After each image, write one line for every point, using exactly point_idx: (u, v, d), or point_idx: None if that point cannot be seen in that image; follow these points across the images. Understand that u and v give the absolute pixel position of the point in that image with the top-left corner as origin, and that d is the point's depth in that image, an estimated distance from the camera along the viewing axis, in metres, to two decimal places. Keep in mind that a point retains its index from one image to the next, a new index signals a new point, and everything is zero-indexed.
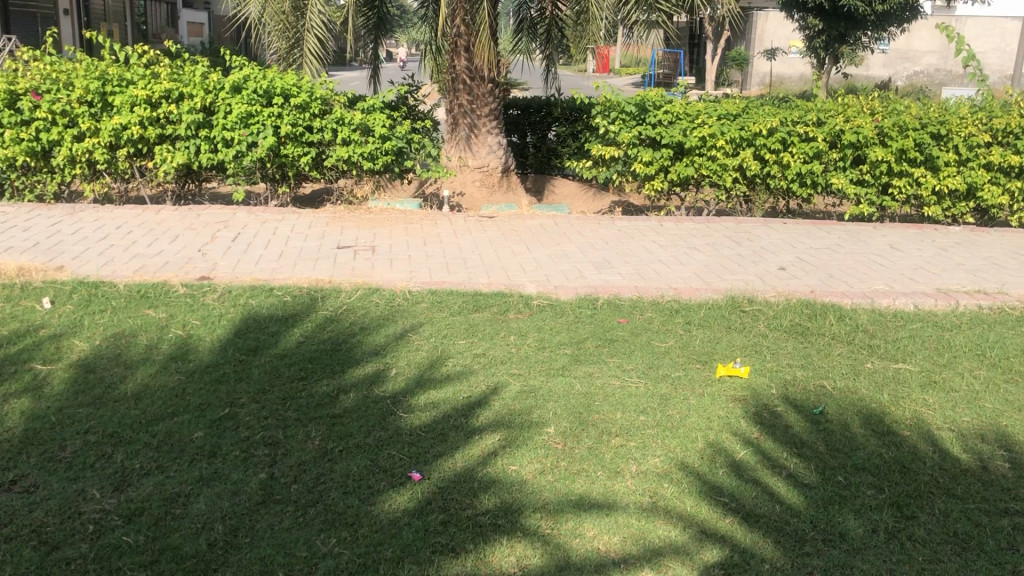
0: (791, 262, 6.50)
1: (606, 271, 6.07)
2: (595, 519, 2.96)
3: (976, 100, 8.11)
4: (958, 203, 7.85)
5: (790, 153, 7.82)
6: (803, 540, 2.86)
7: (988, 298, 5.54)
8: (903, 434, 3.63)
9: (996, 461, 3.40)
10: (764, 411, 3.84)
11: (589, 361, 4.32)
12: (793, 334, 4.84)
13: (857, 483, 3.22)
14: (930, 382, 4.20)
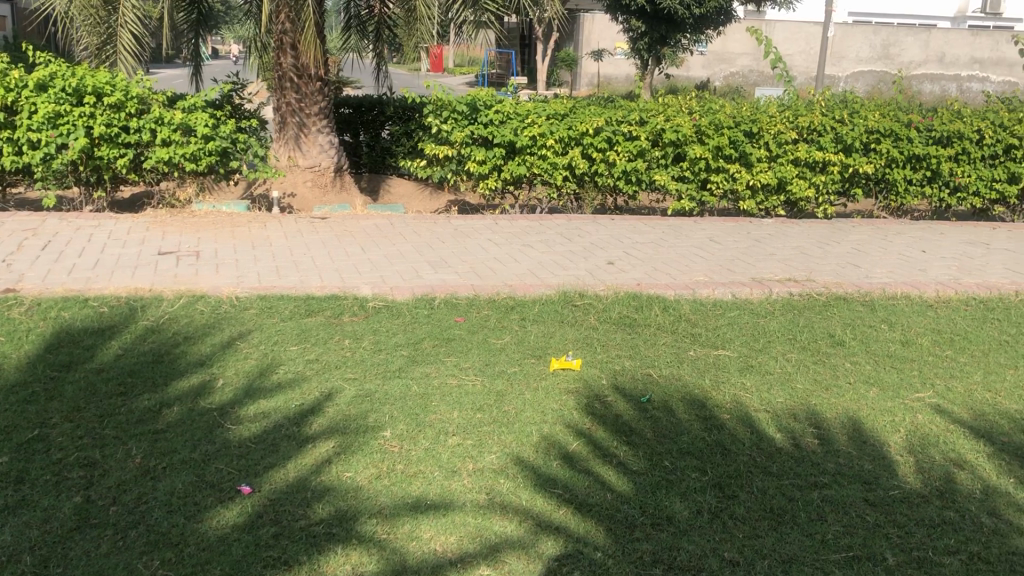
0: (619, 257, 6.72)
1: (441, 270, 6.07)
2: (431, 520, 2.95)
3: (784, 99, 8.64)
4: (770, 196, 8.34)
5: (615, 151, 8.09)
6: (632, 526, 2.96)
7: (798, 285, 5.91)
8: (724, 417, 3.82)
9: (807, 438, 3.63)
10: (595, 402, 3.94)
11: (425, 361, 4.31)
12: (622, 326, 5.00)
13: (682, 467, 3.36)
14: (747, 366, 4.44)
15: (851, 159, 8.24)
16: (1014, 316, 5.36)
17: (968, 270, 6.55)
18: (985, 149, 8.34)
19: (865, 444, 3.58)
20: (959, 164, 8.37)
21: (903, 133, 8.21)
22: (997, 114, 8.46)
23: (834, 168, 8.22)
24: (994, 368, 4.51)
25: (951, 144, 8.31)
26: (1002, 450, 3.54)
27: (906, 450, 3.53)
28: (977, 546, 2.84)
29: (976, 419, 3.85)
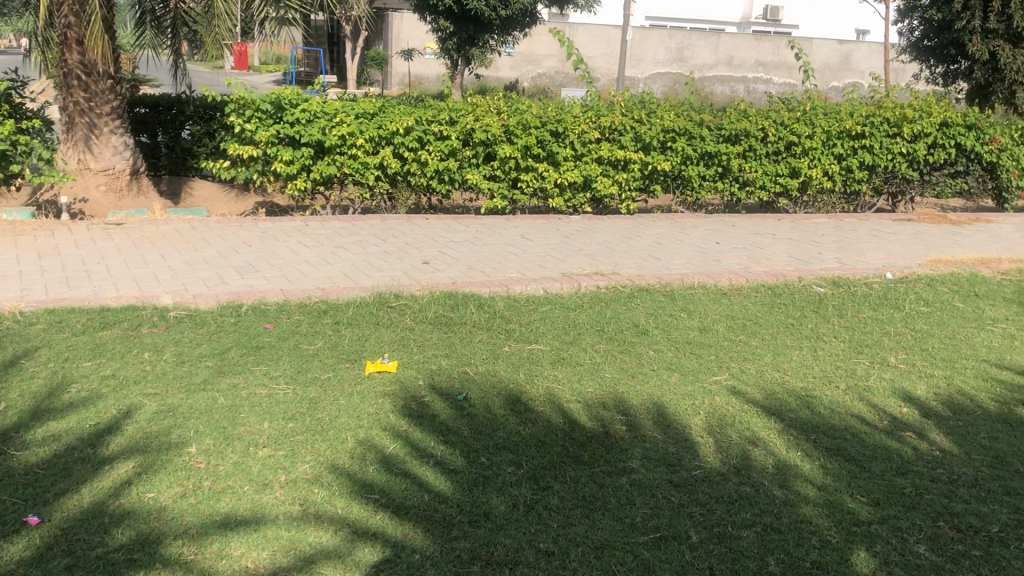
0: (433, 256, 6.73)
1: (250, 276, 5.85)
2: (242, 537, 2.84)
3: (588, 99, 8.93)
4: (577, 194, 8.61)
5: (426, 150, 8.10)
6: (451, 525, 2.96)
7: (604, 279, 6.12)
8: (538, 410, 3.90)
9: (616, 426, 3.76)
10: (411, 403, 3.92)
11: (233, 372, 4.14)
12: (437, 325, 5.00)
13: (498, 462, 3.40)
14: (559, 359, 4.56)
15: (650, 156, 8.64)
16: (797, 300, 5.78)
17: (758, 259, 7.02)
18: (769, 146, 8.96)
19: (670, 428, 3.75)
20: (746, 160, 8.96)
21: (696, 132, 8.69)
22: (778, 113, 9.09)
23: (635, 166, 8.60)
24: (782, 349, 4.84)
25: (739, 142, 8.87)
26: (791, 425, 3.80)
27: (706, 431, 3.73)
28: (769, 518, 3.02)
29: (767, 398, 4.12)
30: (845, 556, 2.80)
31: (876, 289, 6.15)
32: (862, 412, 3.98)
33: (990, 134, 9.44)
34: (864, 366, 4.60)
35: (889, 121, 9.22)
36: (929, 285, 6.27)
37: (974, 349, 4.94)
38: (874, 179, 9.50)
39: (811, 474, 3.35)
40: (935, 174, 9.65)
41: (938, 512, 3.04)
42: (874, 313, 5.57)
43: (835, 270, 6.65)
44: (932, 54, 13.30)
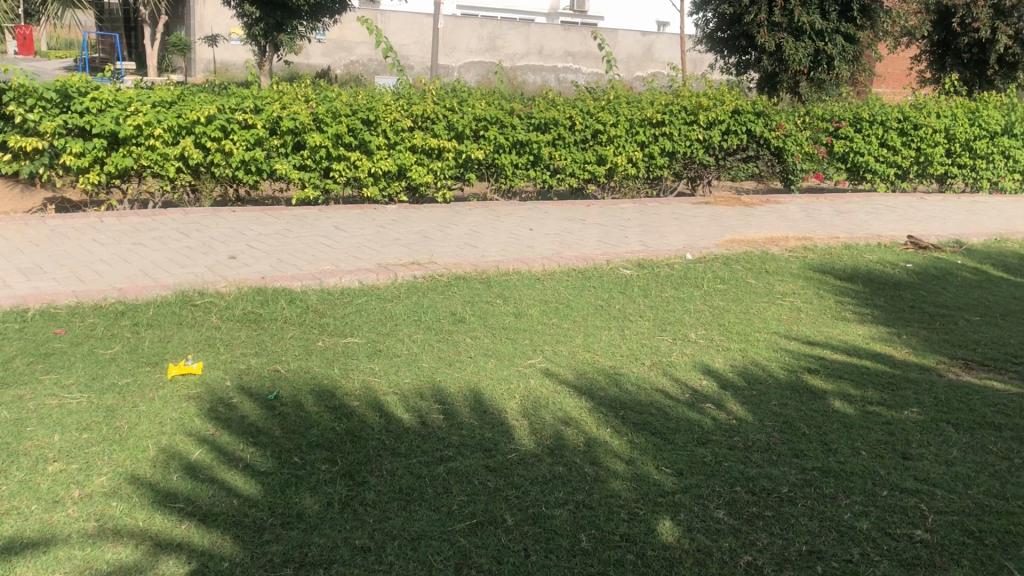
0: (241, 250, 6.48)
1: (38, 278, 5.42)
2: (29, 561, 2.62)
3: (398, 87, 8.86)
4: (391, 182, 8.53)
5: (231, 140, 7.79)
6: (262, 528, 2.86)
7: (420, 268, 6.10)
8: (353, 404, 3.83)
9: (433, 415, 3.75)
10: (219, 406, 3.75)
11: (19, 383, 3.81)
12: (246, 322, 4.81)
13: (311, 461, 3.31)
14: (375, 351, 4.50)
15: (463, 145, 8.69)
16: (605, 283, 5.98)
17: (569, 244, 7.20)
18: (577, 134, 9.21)
19: (485, 413, 3.79)
20: (555, 148, 9.17)
21: (507, 121, 8.81)
22: (585, 102, 9.36)
23: (449, 154, 8.62)
24: (592, 330, 5.00)
25: (548, 130, 9.07)
26: (600, 403, 3.93)
27: (521, 414, 3.79)
28: (582, 495, 3.11)
29: (578, 378, 4.24)
30: (652, 527, 2.91)
31: (678, 269, 6.46)
32: (667, 386, 4.17)
33: (777, 121, 10.12)
34: (668, 343, 4.82)
35: (686, 109, 9.71)
36: (725, 264, 6.65)
37: (765, 322, 5.28)
38: (675, 164, 9.95)
39: (620, 449, 3.47)
40: (729, 159, 10.24)
41: (735, 478, 3.22)
42: (676, 292, 5.85)
43: (640, 252, 6.92)
44: (725, 46, 14.09)
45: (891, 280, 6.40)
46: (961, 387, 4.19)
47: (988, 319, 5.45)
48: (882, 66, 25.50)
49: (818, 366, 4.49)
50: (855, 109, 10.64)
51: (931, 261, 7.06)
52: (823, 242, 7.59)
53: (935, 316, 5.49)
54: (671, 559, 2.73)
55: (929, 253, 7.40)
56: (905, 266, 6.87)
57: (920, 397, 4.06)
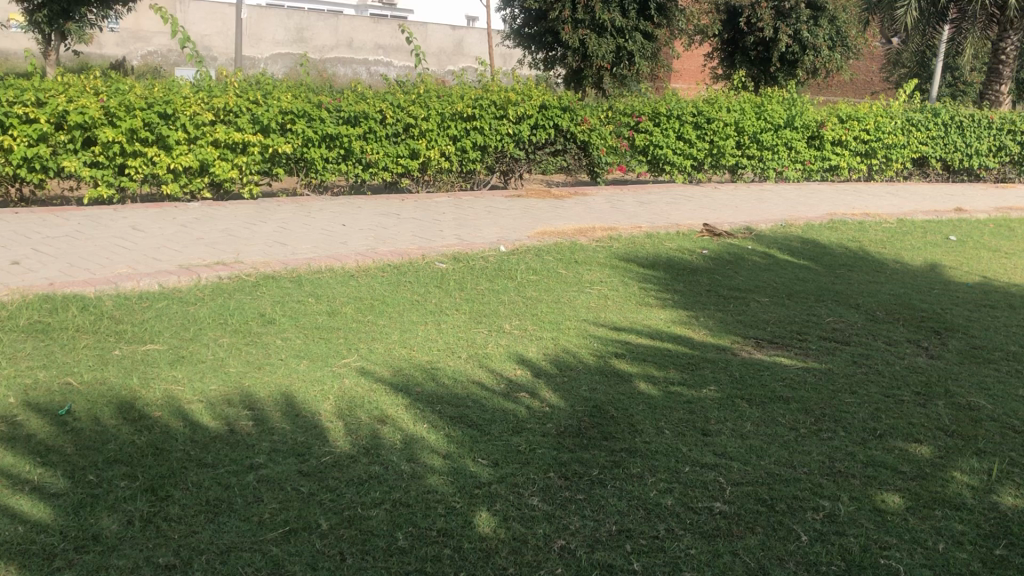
0: (26, 255, 5.99)
1: None
2: None
3: (198, 79, 8.47)
4: (193, 179, 8.14)
5: (10, 136, 7.18)
6: (52, 555, 2.66)
7: (226, 268, 5.86)
8: (155, 415, 3.62)
9: (242, 422, 3.61)
10: (2, 426, 3.45)
11: None
12: (33, 333, 4.45)
13: (109, 478, 3.11)
14: (178, 358, 4.27)
15: (270, 139, 8.42)
16: (420, 277, 5.97)
17: (382, 240, 7.13)
18: (387, 128, 9.13)
19: (298, 417, 3.68)
20: (366, 142, 9.05)
21: (315, 114, 8.61)
22: (394, 95, 9.29)
23: (254, 149, 8.33)
24: (407, 326, 4.97)
25: (358, 124, 8.93)
26: (416, 399, 3.91)
27: (335, 416, 3.71)
28: (398, 493, 3.08)
29: (394, 375, 4.21)
30: (468, 519, 2.92)
31: (491, 262, 6.53)
32: (482, 378, 4.21)
33: (582, 115, 10.43)
34: (483, 335, 4.86)
35: (495, 103, 9.83)
36: (536, 255, 6.79)
37: (576, 311, 5.44)
38: (487, 158, 10.06)
39: (436, 444, 3.47)
40: (538, 153, 10.46)
41: (549, 464, 3.28)
42: (490, 284, 5.92)
43: (454, 246, 6.95)
44: (532, 41, 14.38)
45: (689, 266, 6.76)
46: (752, 364, 4.48)
47: (776, 299, 5.85)
48: (679, 63, 26.88)
49: (625, 351, 4.66)
50: (654, 104, 11.15)
51: (726, 247, 7.51)
52: (628, 232, 7.90)
53: (729, 299, 5.83)
54: (488, 549, 2.75)
55: (723, 239, 7.86)
56: (702, 252, 7.27)
57: (718, 375, 4.30)
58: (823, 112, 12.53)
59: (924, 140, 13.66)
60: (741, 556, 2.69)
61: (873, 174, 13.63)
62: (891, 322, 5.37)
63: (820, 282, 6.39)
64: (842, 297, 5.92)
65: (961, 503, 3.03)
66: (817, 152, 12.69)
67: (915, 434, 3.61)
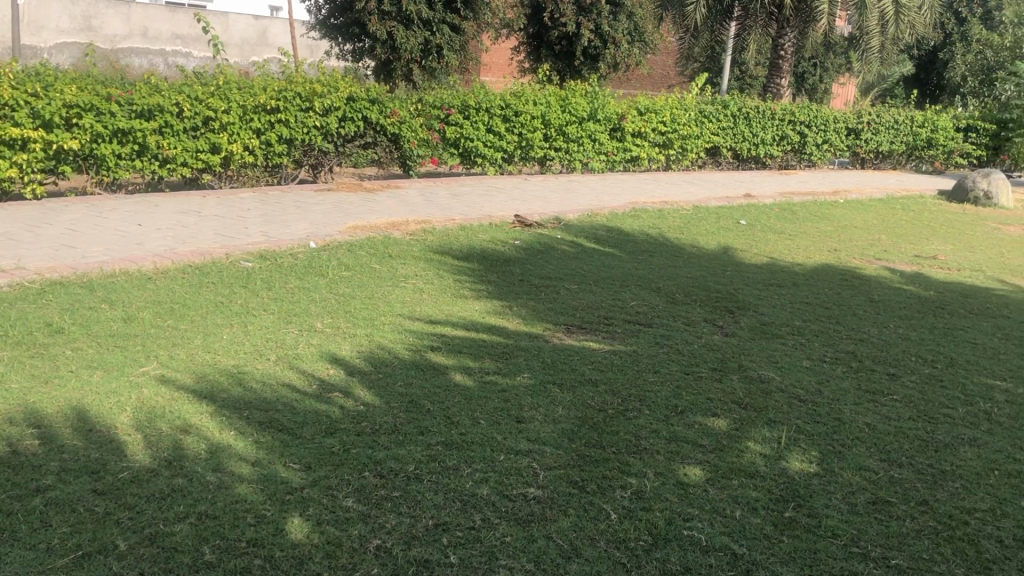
0: None
1: None
2: None
3: None
4: None
5: None
6: None
7: (5, 275, 5.39)
8: None
9: (27, 441, 3.33)
10: None
11: None
12: None
13: None
14: None
15: (52, 134, 7.81)
16: (224, 277, 5.72)
17: (182, 239, 6.78)
18: (185, 121, 8.69)
19: (92, 432, 3.43)
20: (163, 136, 8.57)
21: (104, 107, 8.07)
22: (191, 87, 8.84)
23: (36, 146, 7.71)
24: (211, 329, 4.74)
25: (153, 117, 8.45)
26: (223, 405, 3.75)
27: (133, 428, 3.49)
28: (204, 505, 2.93)
29: (198, 382, 4.01)
30: (279, 526, 2.82)
31: (300, 259, 6.36)
32: (293, 380, 4.08)
33: (391, 107, 10.31)
34: (293, 334, 4.72)
35: (300, 96, 9.56)
36: (348, 250, 6.67)
37: (389, 305, 5.39)
38: (294, 152, 9.78)
39: (244, 451, 3.33)
40: (348, 146, 10.28)
41: (364, 463, 3.23)
42: (300, 282, 5.76)
43: (260, 243, 6.71)
44: (338, 33, 14.11)
45: (501, 257, 6.85)
46: (563, 350, 4.60)
47: (584, 286, 6.03)
48: (487, 56, 27.22)
49: (440, 344, 4.66)
50: (462, 96, 11.22)
51: (537, 237, 7.67)
52: (440, 224, 7.90)
53: (540, 288, 5.96)
54: (301, 556, 2.67)
55: (533, 229, 8.02)
56: (514, 243, 7.38)
57: (531, 362, 4.38)
58: (624, 104, 13.05)
59: (716, 131, 14.50)
60: (555, 539, 2.74)
61: (671, 163, 14.33)
62: (690, 303, 5.66)
63: (624, 268, 6.64)
64: (645, 282, 6.18)
65: (755, 471, 3.22)
66: (619, 143, 13.20)
67: (713, 409, 3.81)
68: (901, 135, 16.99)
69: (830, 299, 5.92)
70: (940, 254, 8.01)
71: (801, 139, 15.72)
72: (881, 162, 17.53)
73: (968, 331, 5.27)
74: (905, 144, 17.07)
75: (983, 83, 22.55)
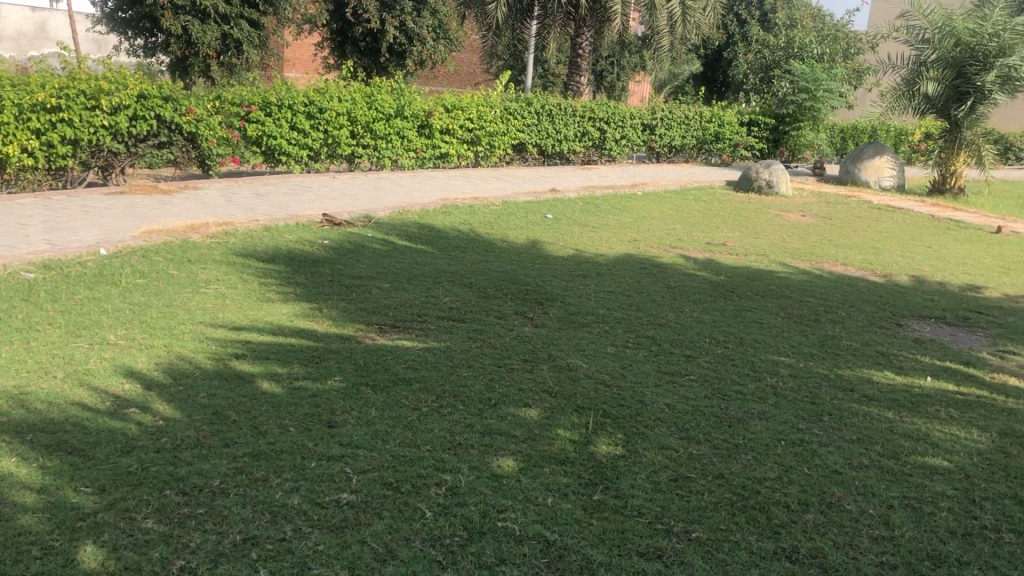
0: None
1: None
2: None
3: None
4: None
5: None
6: None
7: None
8: None
9: None
10: None
11: None
12: None
13: None
14: None
15: None
16: (3, 291, 5.26)
17: None
18: None
19: None
20: None
21: None
22: None
23: None
24: None
25: None
26: (4, 431, 3.43)
27: None
28: None
29: None
30: (71, 557, 2.62)
31: (90, 268, 5.93)
32: (84, 398, 3.80)
33: (186, 105, 9.87)
34: (83, 349, 4.40)
35: (85, 94, 8.92)
36: (142, 257, 6.29)
37: (190, 313, 5.13)
38: (80, 153, 9.13)
39: (30, 479, 3.07)
40: (140, 145, 9.71)
41: (164, 481, 3.05)
42: (89, 292, 5.38)
43: (44, 253, 6.21)
44: (127, 26, 13.29)
45: (310, 257, 6.68)
46: (376, 350, 4.54)
47: (395, 284, 5.98)
48: (290, 52, 26.52)
49: (245, 351, 4.48)
50: (263, 94, 10.86)
51: (346, 236, 7.55)
52: (244, 226, 7.62)
53: (351, 288, 5.86)
54: None
55: (342, 228, 7.88)
56: (322, 243, 7.22)
57: (342, 365, 4.30)
58: (430, 101, 13.07)
59: (521, 127, 14.81)
60: (369, 543, 2.70)
61: (479, 160, 14.51)
62: (500, 297, 5.74)
63: (436, 265, 6.65)
64: (456, 278, 6.21)
65: (565, 457, 3.31)
66: (427, 140, 13.21)
67: (525, 399, 3.88)
68: (692, 130, 18.00)
69: (632, 287, 6.17)
70: (729, 241, 8.54)
71: (601, 135, 16.33)
72: (675, 155, 18.49)
73: (756, 312, 5.65)
74: (695, 138, 18.09)
75: (763, 80, 24.26)
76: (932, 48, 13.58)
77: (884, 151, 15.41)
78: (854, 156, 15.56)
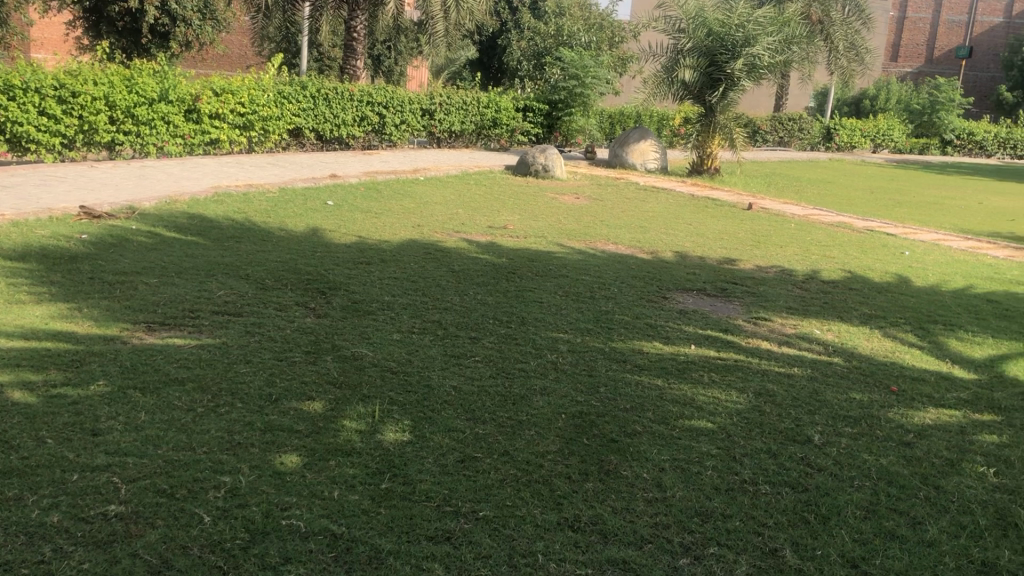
0: None
1: None
2: None
3: None
4: None
5: None
6: None
7: None
8: None
9: None
10: None
11: None
12: None
13: None
14: None
15: None
16: None
17: None
18: None
19: None
20: None
21: None
22: None
23: None
24: None
25: None
26: None
27: None
28: None
29: None
30: None
31: None
32: None
33: None
34: None
35: None
36: None
37: None
38: None
39: None
40: None
41: None
42: None
43: None
44: None
45: (67, 253, 6.17)
46: (144, 350, 4.26)
47: (165, 279, 5.63)
48: (37, 31, 24.30)
49: None
50: (4, 75, 9.89)
51: (108, 229, 7.03)
52: None
53: (114, 285, 5.45)
54: None
55: (103, 221, 7.33)
56: (80, 237, 6.68)
57: (107, 368, 3.99)
58: (197, 85, 12.43)
59: (296, 112, 14.40)
60: (141, 556, 2.53)
61: (253, 146, 13.97)
62: (279, 288, 5.55)
63: (210, 256, 6.33)
64: (232, 270, 5.94)
65: (351, 448, 3.26)
66: (195, 125, 12.56)
67: (308, 392, 3.78)
68: (470, 115, 18.23)
69: (416, 273, 6.16)
70: (510, 224, 8.73)
71: (380, 120, 16.19)
72: (455, 140, 18.66)
73: (536, 291, 5.82)
74: (474, 124, 18.34)
75: (537, 67, 24.98)
76: (688, 37, 14.47)
77: (648, 135, 16.30)
78: (621, 140, 16.32)
